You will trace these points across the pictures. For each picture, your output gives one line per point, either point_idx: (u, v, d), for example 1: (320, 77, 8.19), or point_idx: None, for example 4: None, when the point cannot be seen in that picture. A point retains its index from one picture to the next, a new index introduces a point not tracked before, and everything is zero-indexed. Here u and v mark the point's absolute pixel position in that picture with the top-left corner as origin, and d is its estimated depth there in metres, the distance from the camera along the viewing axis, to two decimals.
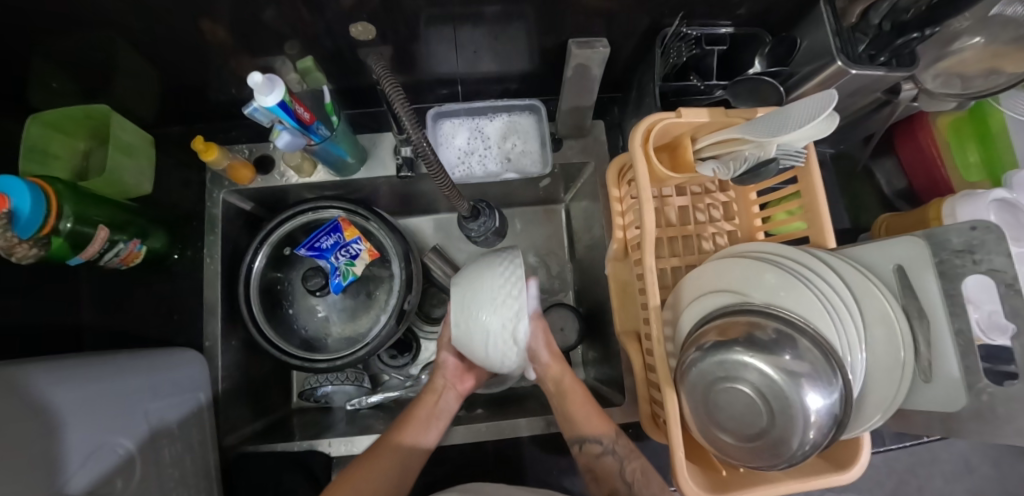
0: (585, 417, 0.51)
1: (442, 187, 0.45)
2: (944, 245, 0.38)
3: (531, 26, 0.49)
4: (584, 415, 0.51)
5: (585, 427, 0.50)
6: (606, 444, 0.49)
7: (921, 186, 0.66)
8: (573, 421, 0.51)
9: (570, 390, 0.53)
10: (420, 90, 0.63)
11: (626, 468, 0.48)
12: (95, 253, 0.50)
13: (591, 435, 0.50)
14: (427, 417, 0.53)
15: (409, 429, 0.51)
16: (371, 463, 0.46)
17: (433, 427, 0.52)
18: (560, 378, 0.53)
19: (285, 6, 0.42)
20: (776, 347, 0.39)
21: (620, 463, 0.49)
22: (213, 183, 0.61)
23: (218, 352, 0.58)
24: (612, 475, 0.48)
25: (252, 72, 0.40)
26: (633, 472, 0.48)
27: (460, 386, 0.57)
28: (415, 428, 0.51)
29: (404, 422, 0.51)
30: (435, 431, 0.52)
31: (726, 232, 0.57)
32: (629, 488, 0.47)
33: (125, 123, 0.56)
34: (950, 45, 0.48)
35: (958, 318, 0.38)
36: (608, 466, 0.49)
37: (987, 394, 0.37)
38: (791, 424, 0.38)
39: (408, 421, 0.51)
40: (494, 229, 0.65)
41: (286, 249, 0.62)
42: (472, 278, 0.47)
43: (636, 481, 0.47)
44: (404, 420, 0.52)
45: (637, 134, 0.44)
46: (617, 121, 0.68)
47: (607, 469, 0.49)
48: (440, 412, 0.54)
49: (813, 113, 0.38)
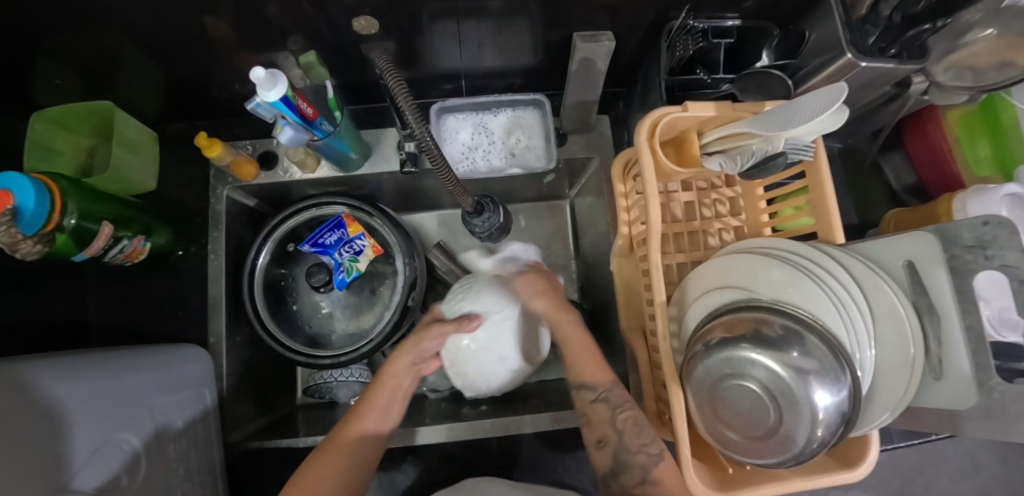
0: (583, 360, 0.48)
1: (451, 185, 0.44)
2: (954, 241, 0.38)
3: (535, 20, 0.49)
4: (585, 362, 0.48)
5: (582, 371, 0.48)
6: (602, 391, 0.46)
7: (931, 182, 0.65)
8: (571, 367, 0.49)
9: (571, 335, 0.50)
10: (424, 86, 0.62)
11: (620, 416, 0.45)
12: (100, 250, 0.50)
13: (586, 381, 0.47)
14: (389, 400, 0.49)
15: (368, 416, 0.47)
16: (327, 460, 0.44)
17: (393, 413, 0.49)
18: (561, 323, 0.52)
19: (288, 1, 0.42)
20: (784, 344, 0.39)
21: (612, 412, 0.45)
22: (216, 180, 0.61)
23: (223, 349, 0.58)
24: (604, 422, 0.45)
25: (255, 67, 0.40)
26: (626, 421, 0.45)
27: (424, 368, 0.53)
28: (376, 416, 0.48)
29: (362, 409, 0.48)
30: (397, 412, 0.50)
31: (732, 227, 0.57)
32: (619, 439, 0.44)
33: (129, 119, 0.56)
34: (963, 37, 0.47)
35: (969, 315, 0.37)
36: (600, 412, 0.46)
37: (998, 392, 0.35)
38: (798, 422, 0.38)
39: (367, 407, 0.48)
40: (500, 224, 0.64)
41: (289, 246, 0.62)
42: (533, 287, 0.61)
43: (625, 431, 0.44)
44: (360, 407, 0.48)
45: (643, 128, 0.44)
46: (622, 116, 0.68)
47: (601, 417, 0.46)
48: (398, 396, 0.50)
49: (824, 104, 0.38)
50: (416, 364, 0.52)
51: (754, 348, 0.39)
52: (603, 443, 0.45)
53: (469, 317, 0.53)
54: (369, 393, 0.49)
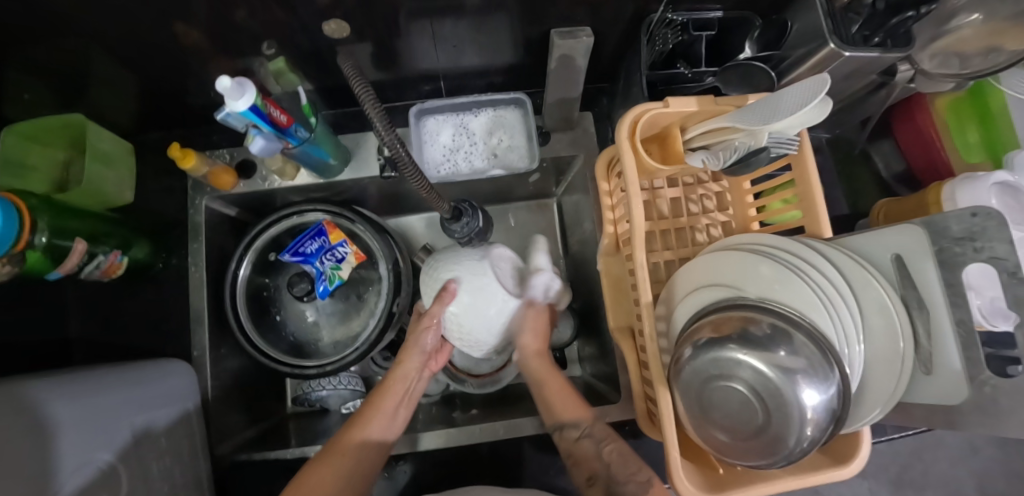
0: (561, 398, 0.50)
1: (425, 188, 0.40)
2: (943, 233, 0.37)
3: (514, 16, 0.47)
4: (563, 402, 0.50)
5: (560, 412, 0.49)
6: (584, 427, 0.47)
7: (920, 168, 0.65)
8: (552, 408, 0.50)
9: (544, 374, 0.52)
10: (403, 87, 0.61)
11: (604, 448, 0.45)
12: (75, 267, 0.49)
13: (567, 420, 0.48)
14: (391, 414, 0.49)
15: (369, 429, 0.47)
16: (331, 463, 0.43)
17: (399, 418, 0.50)
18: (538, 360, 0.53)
19: (256, 4, 0.41)
20: (771, 343, 0.38)
21: (597, 447, 0.46)
22: (194, 190, 0.59)
23: (207, 361, 0.57)
24: (591, 458, 0.45)
25: (221, 76, 0.38)
26: (611, 453, 0.45)
27: (433, 364, 0.55)
28: (382, 423, 0.48)
29: (365, 420, 0.48)
30: (403, 415, 0.51)
31: (720, 222, 0.56)
32: (607, 471, 0.44)
33: (102, 131, 0.54)
34: (948, 22, 0.45)
35: (959, 309, 0.36)
36: (585, 449, 0.46)
37: (989, 386, 0.35)
38: (787, 422, 0.37)
39: (374, 410, 0.49)
40: (478, 231, 0.57)
41: (271, 255, 0.60)
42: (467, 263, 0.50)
43: (613, 463, 0.44)
44: (361, 421, 0.48)
45: (623, 127, 0.43)
46: (607, 112, 0.66)
47: (586, 453, 0.46)
48: (405, 400, 0.52)
49: (807, 96, 0.37)
50: (424, 362, 0.53)
51: (741, 348, 0.38)
52: (593, 480, 0.44)
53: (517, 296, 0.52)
54: (370, 408, 0.49)
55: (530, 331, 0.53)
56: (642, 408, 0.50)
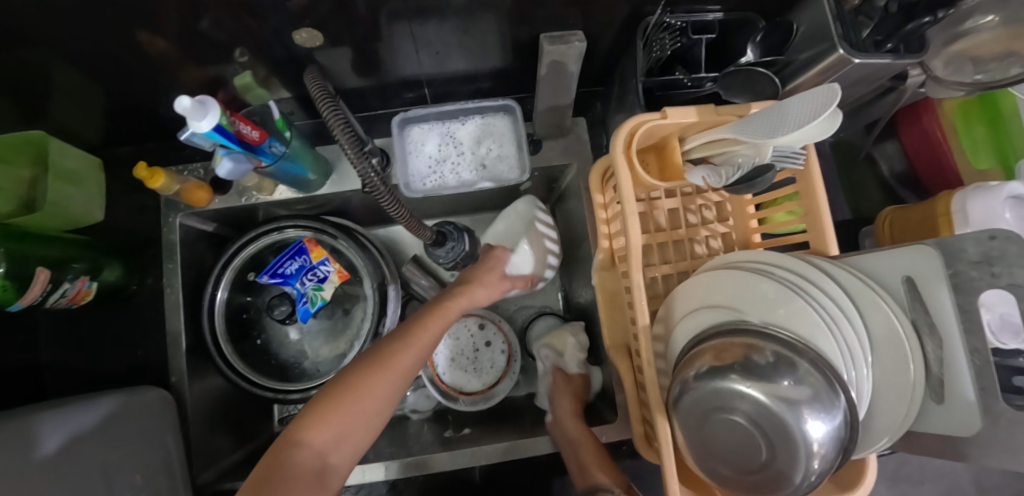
0: (595, 464, 0.52)
1: (408, 222, 0.39)
2: (958, 255, 0.35)
3: (500, 19, 0.44)
4: (596, 464, 0.52)
5: (596, 476, 0.51)
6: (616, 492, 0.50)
7: (925, 172, 0.62)
8: (585, 470, 0.52)
9: (577, 435, 0.54)
10: (386, 94, 0.58)
11: None
12: (39, 296, 0.46)
13: (602, 485, 0.50)
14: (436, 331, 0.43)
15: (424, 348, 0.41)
16: (386, 369, 0.38)
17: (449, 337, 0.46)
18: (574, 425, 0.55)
19: (221, 11, 0.38)
20: (774, 374, 0.35)
21: None
22: (168, 208, 0.56)
23: (186, 388, 0.55)
24: None
25: (180, 95, 0.36)
26: None
27: None
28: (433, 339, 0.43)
29: (417, 331, 0.41)
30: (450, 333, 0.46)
31: (720, 234, 0.53)
32: None
33: (66, 148, 0.51)
34: (962, 25, 0.42)
35: (974, 336, 0.34)
36: None
37: (1004, 418, 0.33)
38: (793, 458, 0.35)
39: (429, 319, 0.43)
40: (465, 255, 0.56)
41: (250, 275, 0.58)
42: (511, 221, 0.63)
43: None
44: (413, 330, 0.41)
45: (618, 138, 0.41)
46: (600, 117, 0.63)
47: None
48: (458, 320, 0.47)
49: (817, 109, 0.34)
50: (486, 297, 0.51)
51: (744, 380, 0.36)
52: None
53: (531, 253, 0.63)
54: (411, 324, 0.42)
55: (565, 404, 0.58)
56: (639, 430, 0.48)
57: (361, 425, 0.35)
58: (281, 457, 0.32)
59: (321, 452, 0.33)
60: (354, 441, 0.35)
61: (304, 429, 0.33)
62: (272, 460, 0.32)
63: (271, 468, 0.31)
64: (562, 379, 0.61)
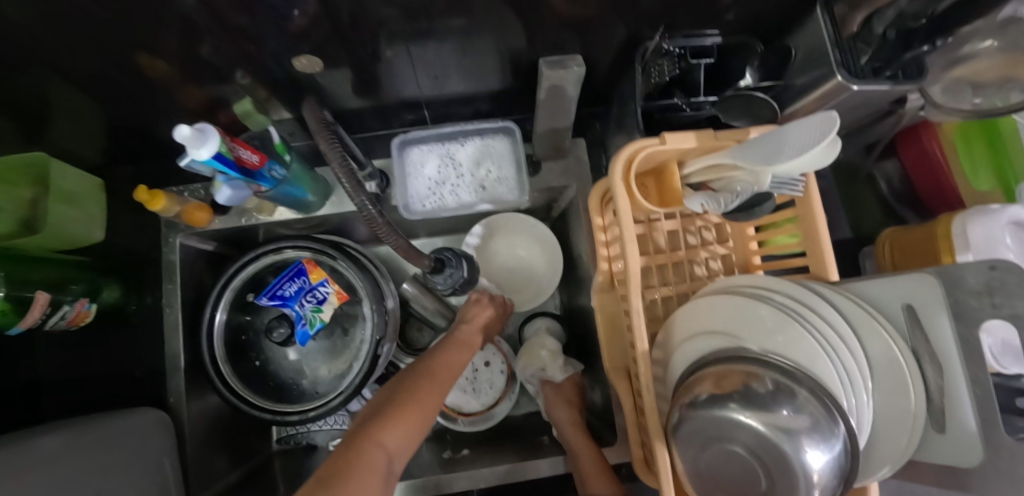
0: (593, 473, 0.51)
1: (407, 251, 0.42)
2: (958, 285, 0.35)
3: (500, 42, 0.45)
4: (593, 473, 0.51)
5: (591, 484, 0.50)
6: None
7: (925, 190, 0.62)
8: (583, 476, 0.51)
9: (577, 442, 0.54)
10: (386, 115, 0.58)
11: None
12: (38, 319, 0.46)
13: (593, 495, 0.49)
14: (460, 368, 0.50)
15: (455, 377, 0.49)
16: (435, 390, 0.44)
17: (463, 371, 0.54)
18: (573, 431, 0.56)
19: (223, 37, 0.38)
20: (774, 403, 0.35)
21: None
22: (168, 228, 0.56)
23: (184, 409, 0.55)
24: None
25: (179, 124, 0.36)
26: None
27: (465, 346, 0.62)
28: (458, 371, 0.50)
29: (451, 363, 0.49)
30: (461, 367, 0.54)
31: (719, 256, 0.53)
32: None
33: (68, 170, 0.51)
34: (961, 49, 0.41)
35: (973, 364, 0.34)
36: None
37: (1006, 450, 0.32)
38: (794, 488, 0.34)
39: (459, 350, 0.52)
40: (464, 280, 0.56)
41: (249, 295, 0.58)
42: (516, 229, 0.70)
43: None
44: (448, 361, 0.49)
45: (618, 163, 0.40)
46: (599, 137, 0.64)
47: None
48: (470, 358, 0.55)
49: (813, 139, 0.33)
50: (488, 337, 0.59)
51: (743, 409, 0.35)
52: None
53: (534, 256, 0.70)
54: (444, 358, 0.49)
55: (559, 406, 0.59)
56: (637, 454, 0.47)
57: (416, 437, 0.39)
58: (361, 451, 0.34)
59: (390, 455, 0.36)
60: (408, 451, 0.38)
61: (375, 433, 0.36)
62: (342, 457, 0.34)
63: (349, 460, 0.33)
64: (568, 386, 0.62)
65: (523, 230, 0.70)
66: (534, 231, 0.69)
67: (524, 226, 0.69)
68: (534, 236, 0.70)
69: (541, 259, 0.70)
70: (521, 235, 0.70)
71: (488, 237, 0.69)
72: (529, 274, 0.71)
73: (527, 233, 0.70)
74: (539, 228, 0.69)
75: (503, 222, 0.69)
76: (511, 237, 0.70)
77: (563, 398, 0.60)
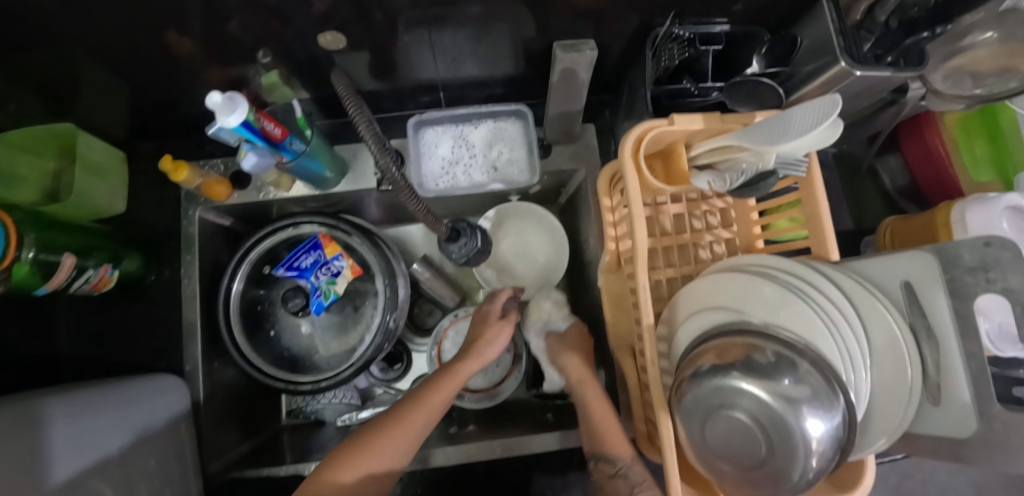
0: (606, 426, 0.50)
1: (426, 216, 0.43)
2: (955, 262, 0.37)
3: (516, 28, 0.46)
4: (604, 422, 0.50)
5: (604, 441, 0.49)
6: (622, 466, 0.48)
7: (926, 182, 0.63)
8: (592, 429, 0.50)
9: (587, 393, 0.53)
10: (402, 97, 0.60)
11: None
12: (64, 282, 0.47)
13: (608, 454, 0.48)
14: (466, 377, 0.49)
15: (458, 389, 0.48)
16: (419, 410, 0.44)
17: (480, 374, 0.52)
18: (582, 378, 0.55)
19: (251, 16, 0.40)
20: (775, 372, 0.36)
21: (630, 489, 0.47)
22: (187, 200, 0.58)
23: (200, 377, 0.56)
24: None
25: (211, 92, 0.39)
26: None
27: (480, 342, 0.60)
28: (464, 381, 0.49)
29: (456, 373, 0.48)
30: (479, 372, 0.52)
31: (723, 239, 0.55)
32: None
33: (92, 141, 0.53)
34: (962, 40, 0.44)
35: (970, 341, 0.36)
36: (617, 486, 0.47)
37: (999, 421, 0.34)
38: (791, 456, 0.36)
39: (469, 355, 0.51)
40: (478, 249, 0.58)
41: (265, 268, 0.59)
42: (523, 218, 0.72)
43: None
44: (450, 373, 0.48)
45: (628, 140, 0.42)
46: (609, 124, 0.65)
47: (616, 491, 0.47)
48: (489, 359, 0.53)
49: (817, 118, 0.35)
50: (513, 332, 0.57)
51: (745, 378, 0.37)
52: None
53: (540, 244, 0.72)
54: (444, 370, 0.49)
55: (567, 358, 0.58)
56: (642, 429, 0.48)
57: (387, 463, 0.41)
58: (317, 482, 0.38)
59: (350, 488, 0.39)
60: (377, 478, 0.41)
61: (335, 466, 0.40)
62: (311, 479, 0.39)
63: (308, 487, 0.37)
64: (571, 336, 0.62)
65: (530, 218, 0.72)
66: (541, 219, 0.71)
67: (531, 216, 0.71)
68: (540, 226, 0.71)
69: (547, 245, 0.72)
70: (527, 223, 0.72)
71: (497, 225, 0.71)
72: (534, 260, 0.72)
73: (534, 221, 0.72)
74: (546, 218, 0.71)
75: (512, 210, 0.71)
76: (519, 224, 0.72)
77: (569, 348, 0.59)
